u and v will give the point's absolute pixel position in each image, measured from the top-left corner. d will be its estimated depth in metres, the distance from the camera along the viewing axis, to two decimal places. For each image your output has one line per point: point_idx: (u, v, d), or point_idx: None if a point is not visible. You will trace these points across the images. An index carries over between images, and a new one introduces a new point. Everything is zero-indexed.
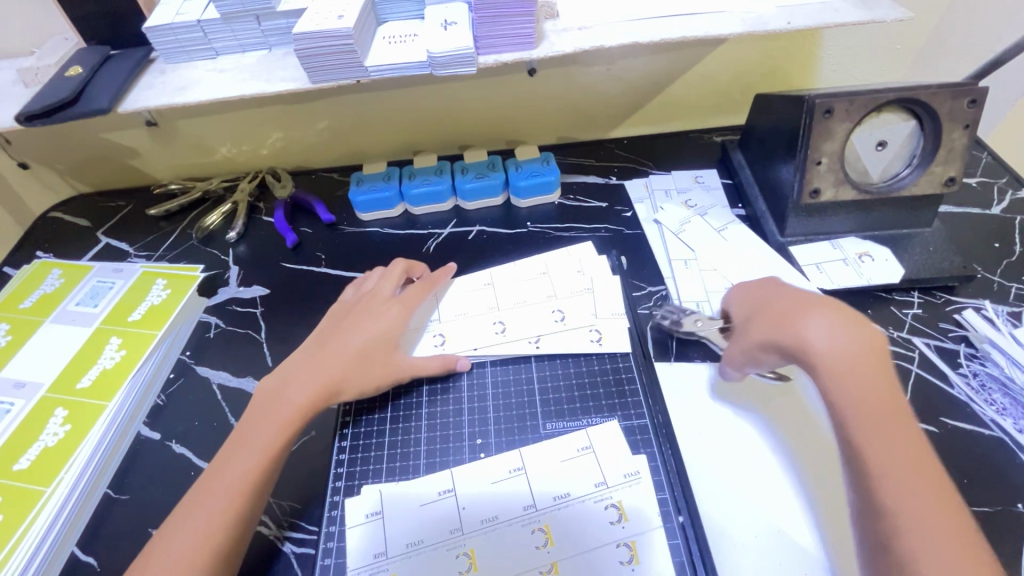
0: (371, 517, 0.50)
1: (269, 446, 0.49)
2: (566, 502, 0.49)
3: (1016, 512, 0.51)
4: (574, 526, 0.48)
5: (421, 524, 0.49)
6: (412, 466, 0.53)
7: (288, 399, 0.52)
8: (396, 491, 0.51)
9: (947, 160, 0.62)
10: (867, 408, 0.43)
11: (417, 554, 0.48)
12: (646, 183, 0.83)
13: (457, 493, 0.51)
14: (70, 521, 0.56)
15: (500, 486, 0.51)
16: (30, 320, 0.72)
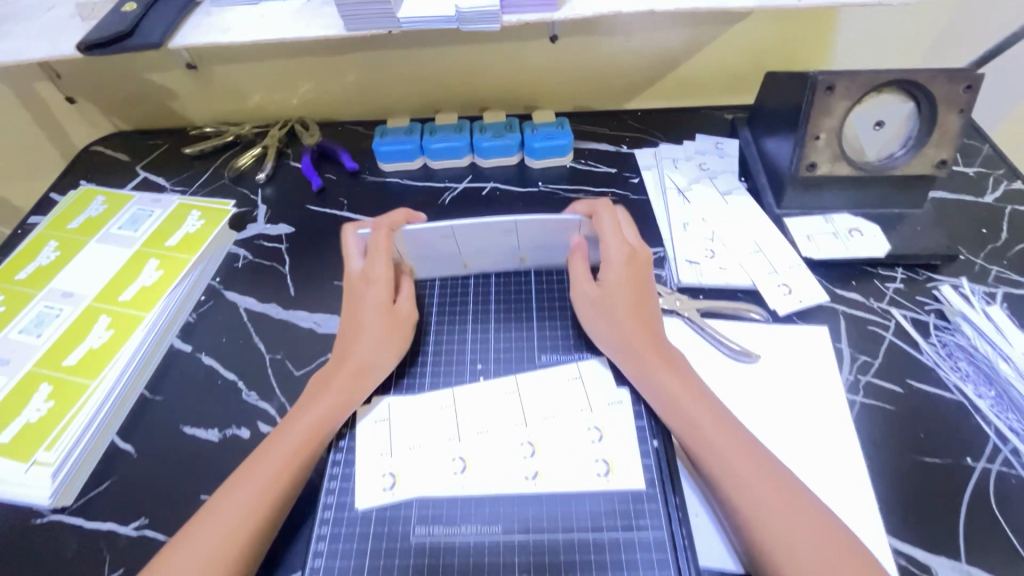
0: (380, 421, 0.56)
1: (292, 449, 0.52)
2: (555, 422, 0.54)
3: (965, 465, 0.55)
4: (560, 441, 0.53)
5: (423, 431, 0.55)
6: (420, 382, 0.59)
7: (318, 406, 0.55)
8: (404, 400, 0.57)
9: (940, 142, 0.66)
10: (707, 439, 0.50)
11: (418, 455, 0.53)
12: (655, 150, 0.86)
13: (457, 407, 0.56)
14: (110, 414, 0.63)
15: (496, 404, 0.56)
16: (77, 239, 0.78)
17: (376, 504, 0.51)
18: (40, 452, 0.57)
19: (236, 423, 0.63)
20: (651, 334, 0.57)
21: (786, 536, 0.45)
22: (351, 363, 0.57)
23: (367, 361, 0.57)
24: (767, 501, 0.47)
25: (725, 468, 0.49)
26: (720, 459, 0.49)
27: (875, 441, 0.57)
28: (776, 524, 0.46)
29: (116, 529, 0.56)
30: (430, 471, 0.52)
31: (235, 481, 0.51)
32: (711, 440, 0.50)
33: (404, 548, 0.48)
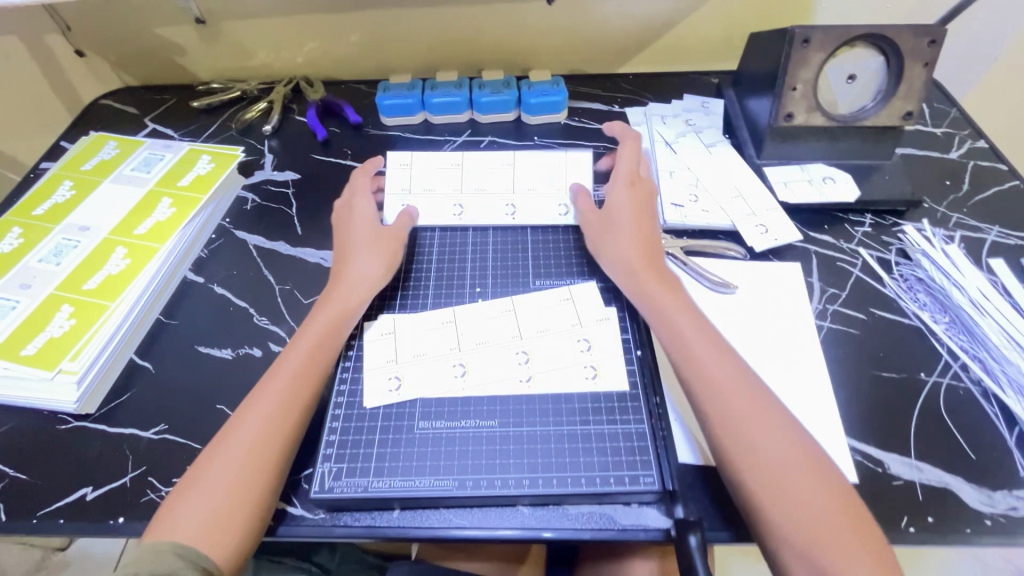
0: (388, 334, 0.61)
1: (289, 378, 0.55)
2: (547, 334, 0.59)
3: (919, 378, 0.61)
4: (552, 350, 0.58)
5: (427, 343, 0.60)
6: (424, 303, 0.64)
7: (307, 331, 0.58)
8: (410, 317, 0.62)
9: (907, 95, 0.71)
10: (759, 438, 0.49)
11: (422, 362, 0.58)
12: (645, 109, 0.91)
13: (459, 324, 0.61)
14: (129, 334, 0.66)
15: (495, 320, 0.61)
16: (91, 180, 0.82)
17: (384, 402, 0.56)
18: (65, 361, 0.61)
19: (249, 343, 0.67)
20: (650, 260, 0.60)
21: (757, 433, 0.49)
22: (346, 284, 0.61)
23: (359, 278, 0.62)
24: (741, 404, 0.50)
25: (740, 424, 0.50)
26: (703, 369, 0.53)
27: (838, 359, 0.63)
28: (750, 423, 0.49)
29: (138, 433, 0.60)
30: (432, 375, 0.57)
31: (248, 404, 0.53)
32: (711, 374, 0.52)
33: (409, 438, 0.53)
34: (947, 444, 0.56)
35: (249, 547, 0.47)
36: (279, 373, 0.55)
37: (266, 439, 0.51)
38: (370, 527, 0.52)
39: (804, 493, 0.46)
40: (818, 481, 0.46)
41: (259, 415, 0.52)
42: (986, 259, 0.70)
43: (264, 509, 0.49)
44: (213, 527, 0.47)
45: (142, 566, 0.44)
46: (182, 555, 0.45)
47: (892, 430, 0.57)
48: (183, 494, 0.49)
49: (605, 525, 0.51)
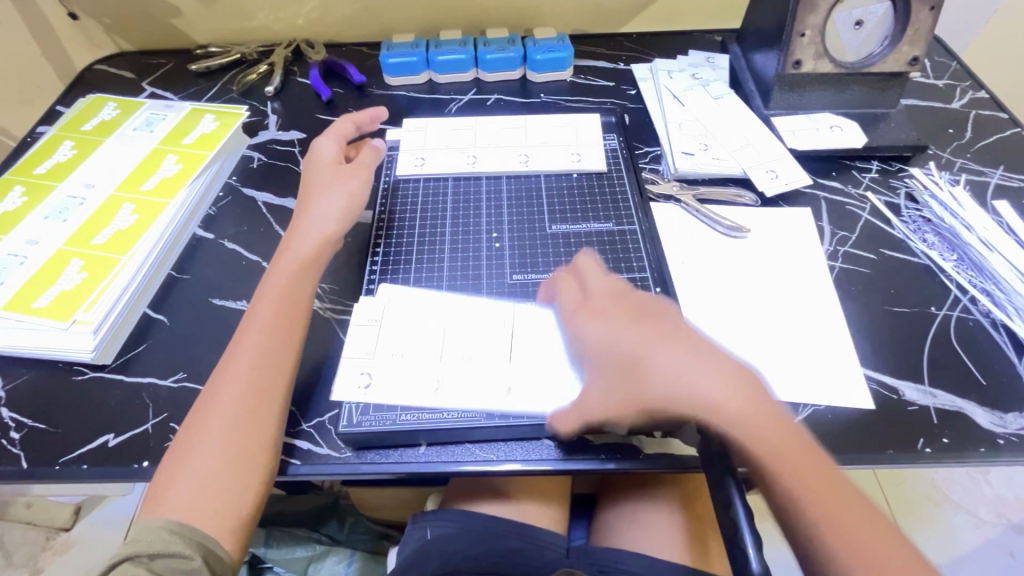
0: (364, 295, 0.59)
1: (262, 335, 0.54)
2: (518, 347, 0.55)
3: (929, 312, 0.62)
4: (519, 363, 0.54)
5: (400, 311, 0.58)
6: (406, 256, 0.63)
7: (269, 289, 0.57)
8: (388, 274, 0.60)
9: (913, 40, 0.72)
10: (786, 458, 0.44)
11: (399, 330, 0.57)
12: (651, 65, 0.91)
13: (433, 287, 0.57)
14: (142, 287, 0.66)
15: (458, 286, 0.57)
16: (92, 139, 0.80)
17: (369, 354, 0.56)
18: (79, 312, 0.60)
19: None
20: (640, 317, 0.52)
21: (797, 481, 0.44)
22: (306, 234, 0.61)
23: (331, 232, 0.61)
24: (783, 454, 0.44)
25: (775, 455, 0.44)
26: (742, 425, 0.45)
27: (850, 296, 0.64)
28: (794, 469, 0.44)
29: (157, 381, 0.60)
30: (453, 316, 0.58)
31: (218, 373, 0.52)
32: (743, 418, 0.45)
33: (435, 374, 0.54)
34: (959, 371, 0.57)
35: (248, 510, 0.47)
36: (250, 331, 0.54)
37: (242, 405, 0.50)
38: (397, 463, 0.52)
39: (852, 538, 0.42)
40: (867, 520, 0.43)
41: (230, 381, 0.51)
42: (991, 201, 0.71)
43: (257, 478, 0.48)
44: (204, 499, 0.47)
45: (137, 546, 0.44)
46: (176, 532, 0.45)
47: (905, 359, 0.59)
48: (170, 469, 0.48)
49: (631, 454, 0.51)
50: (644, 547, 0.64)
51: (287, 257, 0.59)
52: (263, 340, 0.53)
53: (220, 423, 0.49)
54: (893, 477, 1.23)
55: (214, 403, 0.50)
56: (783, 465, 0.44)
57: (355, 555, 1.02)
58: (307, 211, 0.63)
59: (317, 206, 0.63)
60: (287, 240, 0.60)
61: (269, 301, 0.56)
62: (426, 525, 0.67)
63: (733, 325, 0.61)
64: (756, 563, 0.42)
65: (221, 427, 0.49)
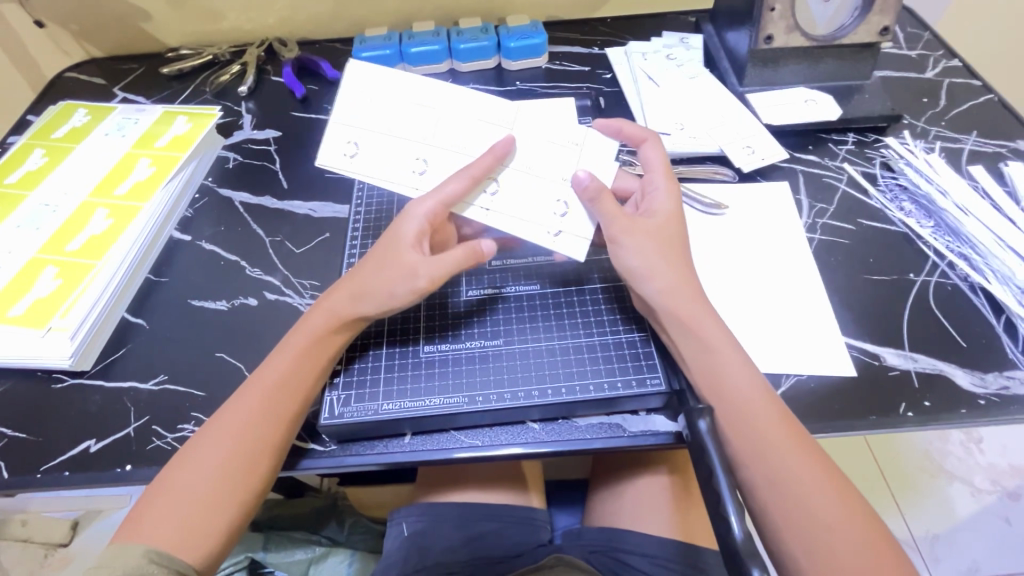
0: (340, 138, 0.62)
1: (267, 386, 0.50)
2: (546, 182, 0.59)
3: (907, 279, 0.62)
4: (533, 198, 0.58)
5: (386, 145, 0.61)
6: (385, 89, 0.63)
7: (287, 345, 0.52)
8: (373, 93, 0.63)
9: (884, 10, 0.71)
10: (752, 424, 0.46)
11: (387, 168, 0.61)
12: (625, 47, 0.90)
13: (426, 130, 0.61)
14: (118, 293, 0.65)
15: (458, 120, 0.61)
16: (63, 146, 0.79)
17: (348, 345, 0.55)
18: (55, 319, 0.60)
19: (243, 294, 0.66)
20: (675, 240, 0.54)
21: (751, 414, 0.46)
22: (348, 291, 0.54)
23: (365, 286, 0.53)
24: (739, 393, 0.47)
25: (741, 411, 0.47)
26: (719, 381, 0.48)
27: (829, 268, 0.64)
28: (743, 410, 0.47)
29: (137, 385, 0.59)
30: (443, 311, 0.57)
31: (221, 411, 0.50)
32: (714, 368, 0.49)
33: (415, 362, 0.54)
34: (938, 335, 0.58)
35: (226, 543, 0.46)
36: (260, 381, 0.50)
37: (241, 443, 0.48)
38: (382, 454, 0.51)
39: (808, 507, 0.43)
40: (835, 491, 0.44)
41: (228, 420, 0.49)
42: (965, 166, 0.72)
43: (235, 511, 0.47)
44: (183, 530, 0.45)
45: (116, 569, 0.42)
46: (156, 560, 0.43)
47: (885, 325, 0.59)
48: (154, 498, 0.46)
49: (615, 433, 0.51)
50: (633, 527, 0.65)
51: (317, 314, 0.53)
52: (272, 398, 0.49)
53: (207, 457, 0.47)
54: (886, 449, 1.24)
55: (209, 441, 0.48)
56: (745, 429, 0.46)
57: (355, 555, 1.00)
58: (351, 280, 0.54)
59: (363, 276, 0.54)
60: (326, 296, 0.55)
61: (285, 358, 0.51)
62: (403, 521, 0.68)
63: (715, 302, 0.61)
64: (738, 529, 0.40)
65: (210, 460, 0.47)
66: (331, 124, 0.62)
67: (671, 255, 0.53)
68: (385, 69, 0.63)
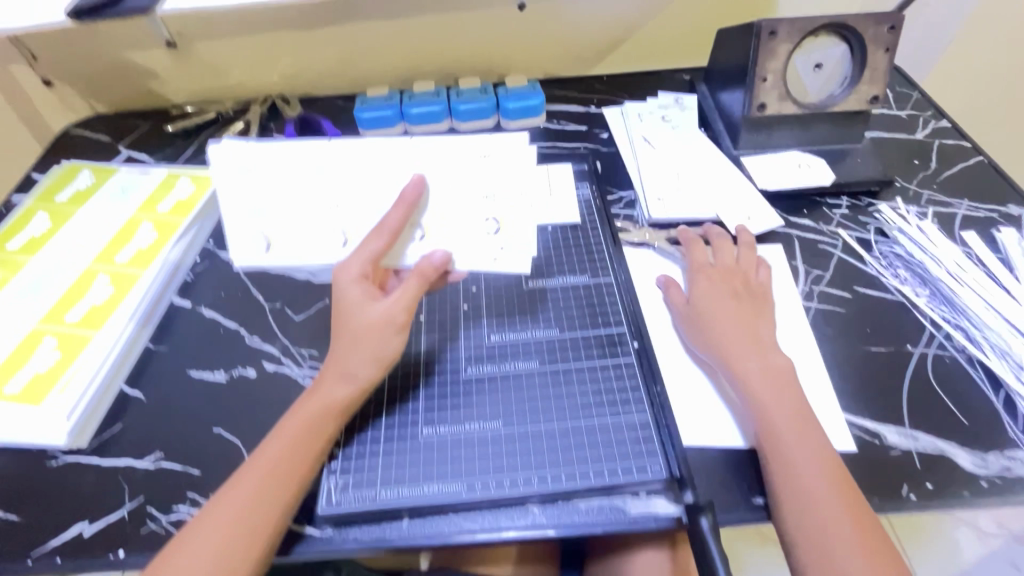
0: (249, 224, 0.61)
1: (266, 471, 0.49)
2: (472, 210, 0.62)
3: (905, 351, 0.62)
4: (469, 226, 0.61)
5: (304, 220, 0.62)
6: (270, 167, 0.62)
7: (284, 428, 0.52)
8: (263, 171, 0.62)
9: (872, 80, 0.74)
10: (800, 476, 0.49)
11: (314, 247, 0.61)
12: (621, 107, 0.92)
13: (331, 194, 0.62)
14: (117, 365, 0.65)
15: (360, 170, 0.63)
16: (67, 210, 0.80)
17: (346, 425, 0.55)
18: (52, 395, 0.60)
19: (243, 365, 0.66)
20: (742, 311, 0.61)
21: (794, 459, 0.50)
22: (338, 372, 0.53)
23: (348, 365, 0.53)
24: (791, 447, 0.51)
25: (790, 463, 0.50)
26: (774, 432, 0.52)
27: (827, 338, 0.64)
28: (790, 464, 0.50)
29: (133, 463, 0.59)
30: (445, 388, 0.57)
31: (217, 496, 0.49)
32: (771, 420, 0.52)
33: (414, 445, 0.53)
34: (938, 410, 0.58)
35: None
36: (257, 463, 0.50)
37: (237, 531, 0.47)
38: (379, 538, 0.49)
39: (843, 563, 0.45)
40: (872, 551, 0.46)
41: (225, 505, 0.48)
42: (959, 231, 0.73)
43: None
44: None
45: None
46: None
47: (883, 399, 0.59)
48: None
49: (616, 517, 0.50)
50: None
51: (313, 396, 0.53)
52: (270, 482, 0.49)
53: (200, 544, 0.46)
54: None
55: (204, 529, 0.47)
56: (793, 481, 0.49)
57: None
58: (336, 360, 0.54)
59: (345, 357, 0.53)
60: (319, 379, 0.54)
61: (283, 440, 0.51)
62: None
63: None
64: None
65: (204, 549, 0.46)
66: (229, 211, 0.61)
67: (736, 309, 0.60)
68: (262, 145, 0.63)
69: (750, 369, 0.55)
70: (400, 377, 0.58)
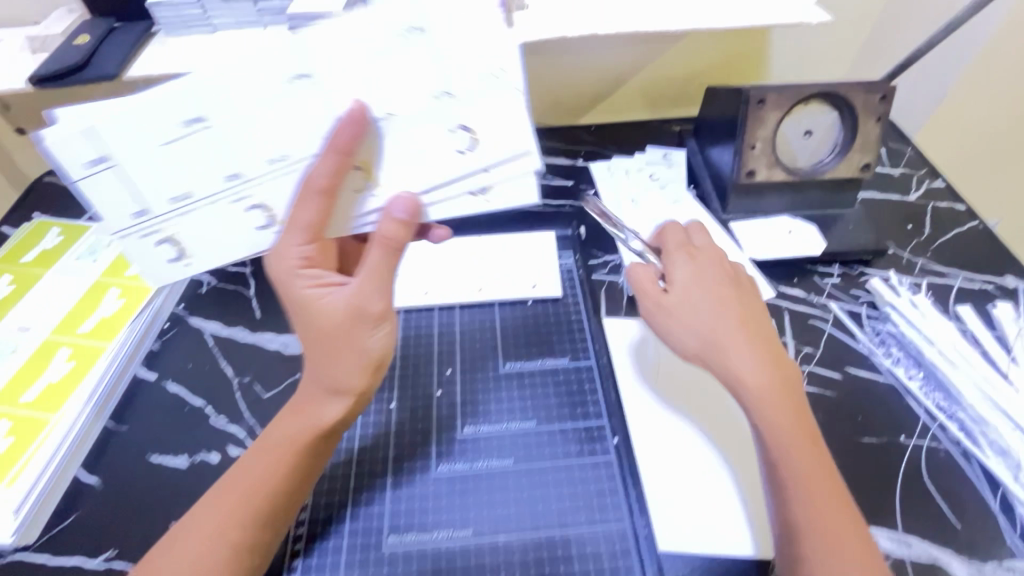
0: (147, 242, 0.51)
1: (235, 504, 0.47)
2: (416, 121, 0.48)
3: (898, 442, 0.60)
4: (417, 145, 0.49)
5: (209, 220, 0.51)
6: (141, 133, 0.46)
7: (258, 451, 0.49)
8: (129, 153, 0.47)
9: (863, 148, 0.72)
10: (805, 500, 0.44)
11: (224, 232, 0.51)
12: (608, 163, 0.90)
13: (224, 160, 0.48)
14: (72, 450, 0.62)
15: (257, 112, 0.47)
16: (31, 272, 0.77)
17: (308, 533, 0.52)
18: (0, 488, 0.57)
19: (206, 448, 0.63)
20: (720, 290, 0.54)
21: (789, 467, 0.46)
22: (312, 387, 0.50)
23: (320, 377, 0.49)
24: (796, 463, 0.46)
25: (793, 485, 0.45)
26: (773, 448, 0.47)
27: (817, 426, 0.61)
28: (799, 484, 0.45)
29: (85, 562, 0.56)
30: (415, 490, 0.54)
31: (177, 534, 0.46)
32: (769, 432, 0.47)
33: (378, 557, 0.50)
34: (932, 512, 0.55)
35: None
36: (228, 493, 0.48)
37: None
38: None
39: None
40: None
41: (188, 544, 0.46)
42: (953, 306, 0.70)
43: None
44: None
45: None
46: None
47: (877, 497, 0.56)
48: None
49: None
50: None
51: (287, 421, 0.50)
52: (239, 511, 0.47)
53: None
54: None
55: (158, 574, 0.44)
56: (800, 507, 0.44)
57: None
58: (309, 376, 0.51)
59: (313, 368, 0.50)
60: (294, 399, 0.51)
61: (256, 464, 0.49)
62: None
63: None
64: None
65: None
66: (117, 231, 0.50)
67: (713, 291, 0.53)
68: (126, 109, 0.46)
69: (729, 360, 0.49)
70: (368, 473, 0.55)
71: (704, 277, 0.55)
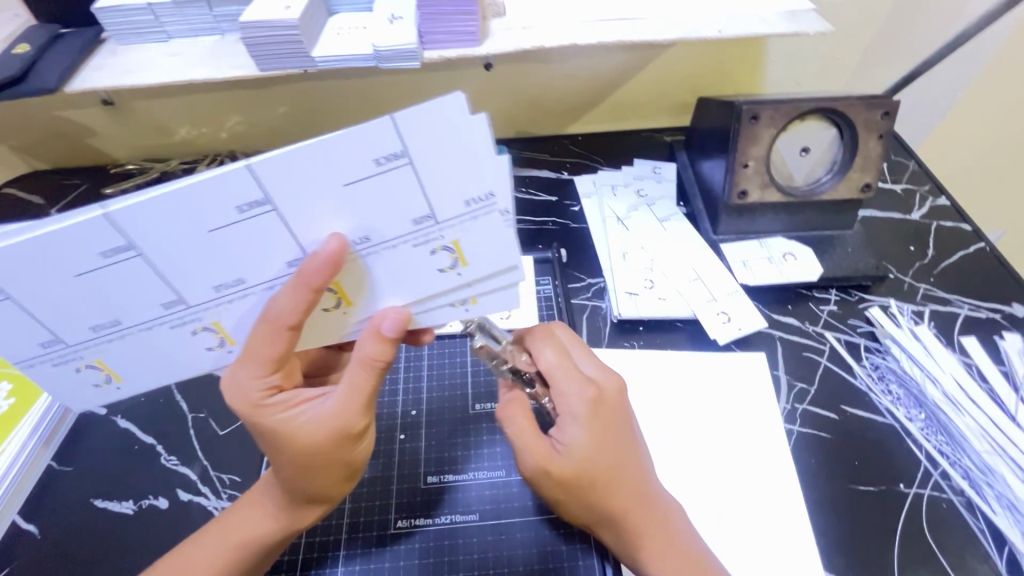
0: (65, 368, 0.45)
1: None
2: (397, 245, 0.41)
3: (897, 491, 0.55)
4: (400, 267, 0.43)
5: (143, 345, 0.45)
6: (37, 267, 0.39)
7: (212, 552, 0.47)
8: (26, 285, 0.39)
9: (863, 167, 0.67)
10: None
11: (164, 360, 0.46)
12: (593, 177, 0.85)
13: (151, 292, 0.41)
14: (8, 495, 0.57)
15: (180, 231, 0.39)
16: None
17: None
18: None
19: (154, 493, 0.59)
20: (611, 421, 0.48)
21: None
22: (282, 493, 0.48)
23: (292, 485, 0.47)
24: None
25: None
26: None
27: (810, 472, 0.57)
28: None
29: None
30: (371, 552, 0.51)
31: None
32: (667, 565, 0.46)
33: None
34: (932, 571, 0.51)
35: None
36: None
37: None
38: None
39: None
40: None
41: None
42: (958, 338, 0.66)
43: None
44: None
45: None
46: None
47: (871, 554, 0.52)
48: None
49: None
50: None
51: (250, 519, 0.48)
52: None
53: None
54: None
55: None
56: None
57: None
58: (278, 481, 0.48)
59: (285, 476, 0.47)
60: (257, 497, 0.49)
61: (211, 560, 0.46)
62: None
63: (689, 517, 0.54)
64: None
65: None
66: (23, 360, 0.44)
67: (604, 429, 0.48)
68: (18, 241, 0.37)
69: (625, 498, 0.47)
70: (319, 535, 0.52)
71: (578, 367, 0.50)
